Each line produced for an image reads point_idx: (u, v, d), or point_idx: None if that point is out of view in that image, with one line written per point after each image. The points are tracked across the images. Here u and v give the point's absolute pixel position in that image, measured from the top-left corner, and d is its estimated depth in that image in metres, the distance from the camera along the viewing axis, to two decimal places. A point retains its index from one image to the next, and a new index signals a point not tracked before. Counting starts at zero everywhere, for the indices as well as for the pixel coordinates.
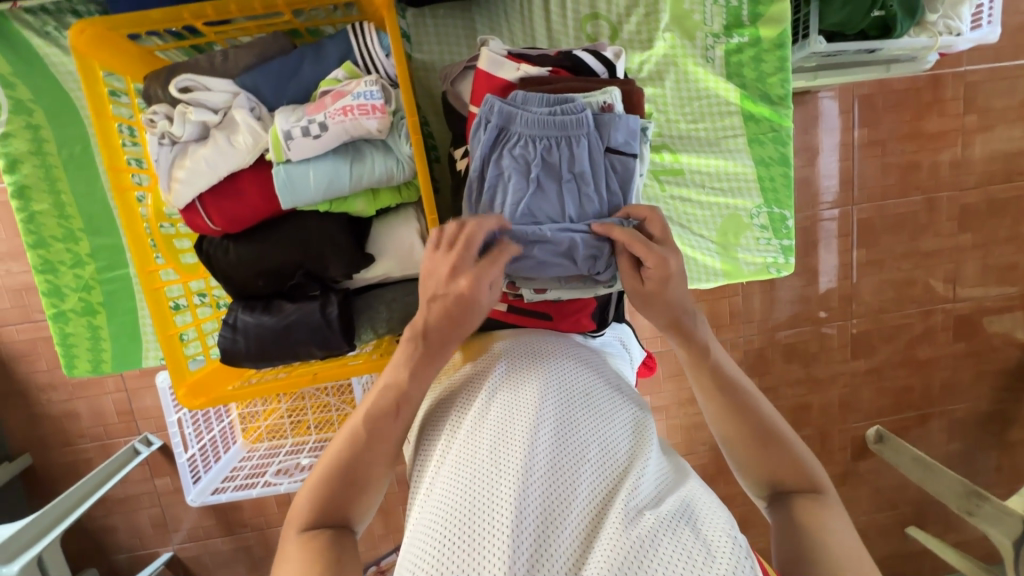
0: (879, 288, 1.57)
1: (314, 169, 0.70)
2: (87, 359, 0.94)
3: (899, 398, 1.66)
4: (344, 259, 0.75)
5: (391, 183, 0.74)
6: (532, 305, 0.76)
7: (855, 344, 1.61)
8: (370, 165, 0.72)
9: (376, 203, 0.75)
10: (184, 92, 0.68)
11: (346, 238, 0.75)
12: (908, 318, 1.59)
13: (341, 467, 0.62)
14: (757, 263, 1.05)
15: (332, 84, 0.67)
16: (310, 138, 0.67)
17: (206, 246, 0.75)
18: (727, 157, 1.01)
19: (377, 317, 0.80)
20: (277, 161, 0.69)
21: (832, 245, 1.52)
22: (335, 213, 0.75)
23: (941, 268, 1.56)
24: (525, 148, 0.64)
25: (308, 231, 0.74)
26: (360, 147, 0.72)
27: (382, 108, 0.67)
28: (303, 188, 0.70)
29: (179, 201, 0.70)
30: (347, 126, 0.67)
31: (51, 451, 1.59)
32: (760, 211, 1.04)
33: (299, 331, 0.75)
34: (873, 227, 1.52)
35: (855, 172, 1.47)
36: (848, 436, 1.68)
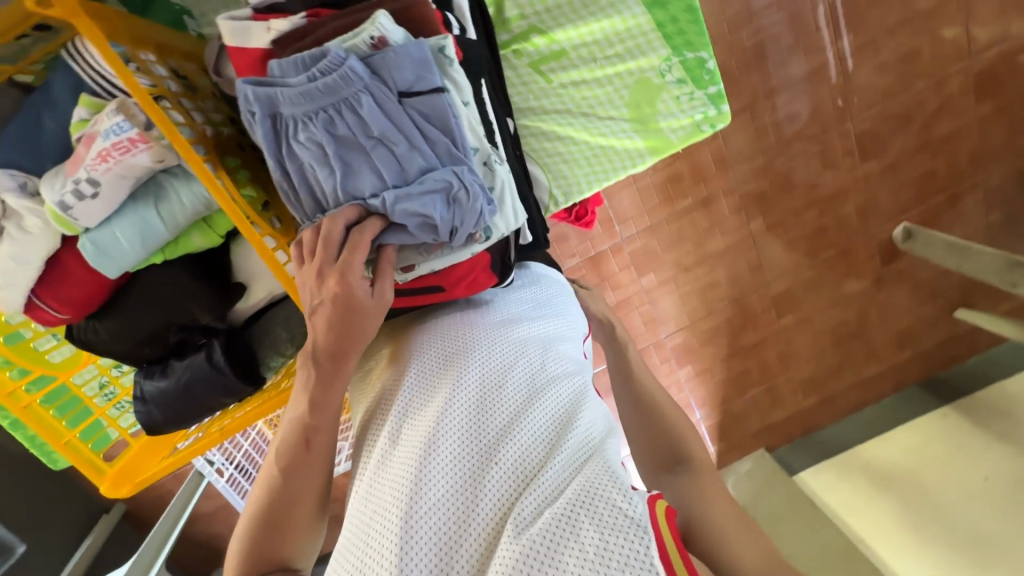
0: (877, 73, 1.35)
1: (119, 227, 0.61)
2: (66, 449, 0.97)
3: (922, 186, 1.49)
4: (207, 301, 0.70)
5: (213, 208, 0.65)
6: (419, 283, 0.67)
7: (861, 145, 1.42)
8: (177, 200, 0.63)
9: (214, 232, 0.68)
10: None
11: (197, 279, 0.68)
12: (918, 96, 1.38)
13: (262, 512, 0.61)
14: (686, 126, 0.90)
15: (81, 128, 0.57)
16: (89, 199, 0.58)
17: (76, 333, 0.71)
18: (611, 13, 0.83)
19: (278, 339, 0.75)
20: (78, 234, 0.61)
21: (812, 43, 1.29)
22: (177, 258, 0.67)
23: (949, 23, 1.31)
24: (309, 130, 0.54)
25: (156, 286, 0.68)
26: (159, 182, 0.63)
27: (142, 137, 0.57)
28: (121, 251, 0.62)
29: (13, 306, 0.64)
30: (119, 170, 0.57)
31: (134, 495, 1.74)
32: (671, 64, 0.86)
33: (199, 386, 0.71)
34: (854, 3, 1.27)
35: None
36: (874, 244, 1.55)
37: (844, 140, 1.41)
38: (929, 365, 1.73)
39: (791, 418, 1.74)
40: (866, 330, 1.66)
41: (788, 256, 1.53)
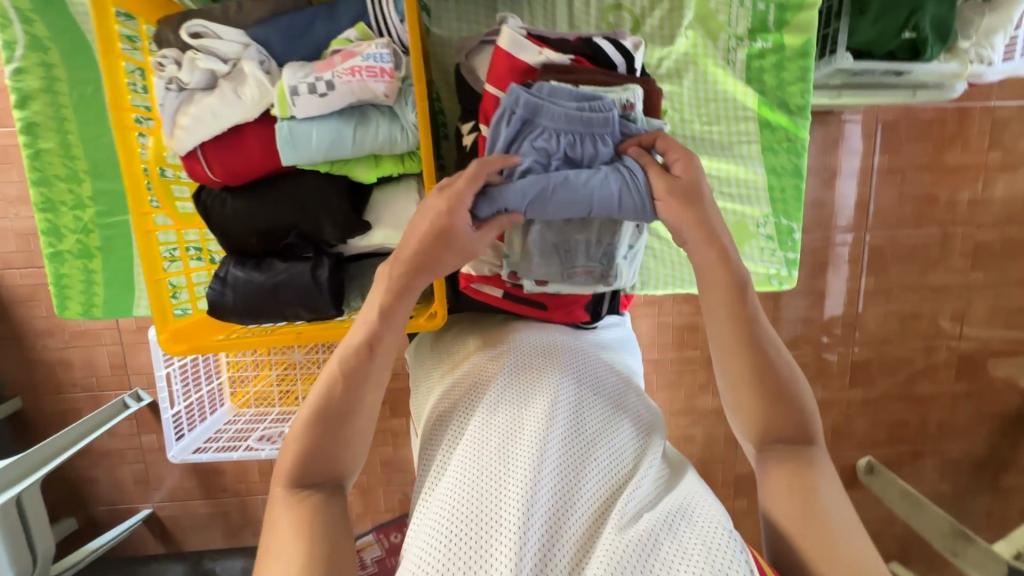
0: (884, 318, 1.54)
1: (318, 128, 0.69)
2: (79, 302, 0.94)
3: (894, 431, 1.62)
4: (340, 221, 0.75)
5: (393, 151, 0.73)
6: (530, 296, 0.77)
7: (855, 371, 1.57)
8: (374, 130, 0.70)
9: (377, 170, 0.74)
10: (195, 38, 0.68)
11: (342, 201, 0.74)
12: (911, 352, 1.56)
13: (317, 417, 0.63)
14: (758, 274, 1.04)
15: (343, 44, 0.68)
16: (316, 95, 0.67)
17: (203, 197, 0.75)
18: (739, 163, 1.00)
19: (368, 284, 0.80)
20: (282, 117, 0.68)
21: (842, 270, 1.49)
22: (335, 175, 0.74)
23: (950, 305, 1.54)
24: (551, 142, 0.65)
25: (305, 190, 0.74)
26: (367, 111, 0.71)
27: (390, 72, 0.66)
28: (306, 147, 0.69)
29: (182, 148, 0.69)
30: (354, 87, 0.67)
31: (41, 396, 1.60)
32: (766, 221, 1.02)
33: (287, 291, 0.74)
34: (884, 255, 1.49)
35: (870, 200, 1.45)
36: (839, 465, 1.63)
37: (844, 361, 1.56)
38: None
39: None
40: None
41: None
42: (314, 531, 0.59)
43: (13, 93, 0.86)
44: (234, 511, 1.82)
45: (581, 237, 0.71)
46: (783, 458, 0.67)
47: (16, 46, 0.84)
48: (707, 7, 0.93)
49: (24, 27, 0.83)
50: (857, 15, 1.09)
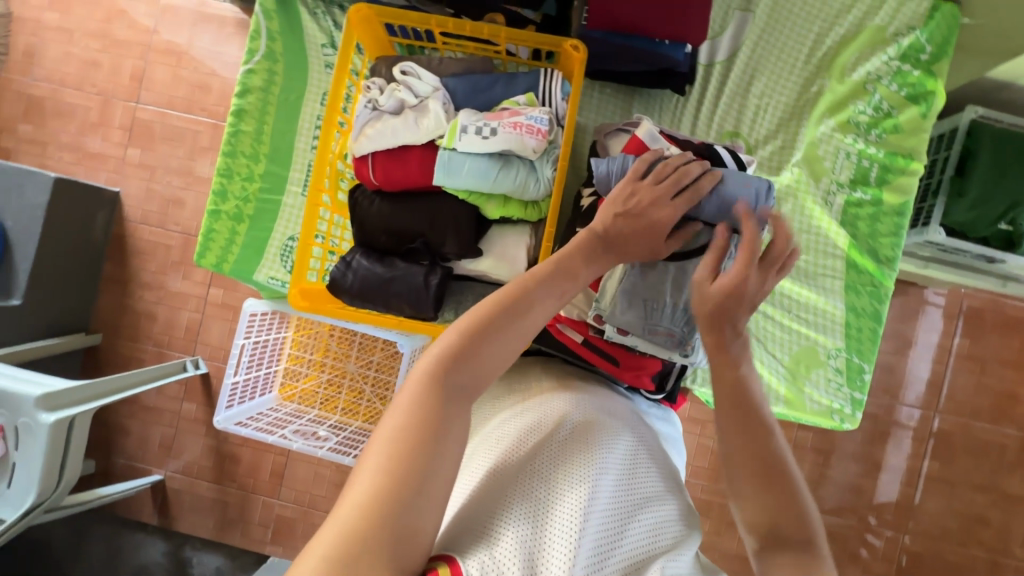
0: (944, 511, 1.43)
1: (470, 162, 0.83)
2: (215, 256, 1.09)
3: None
4: (461, 240, 0.86)
5: (522, 196, 0.86)
6: (605, 347, 0.84)
7: (904, 563, 1.44)
8: (513, 176, 0.83)
9: (502, 209, 0.87)
10: (402, 75, 0.86)
11: (468, 225, 0.87)
12: (971, 559, 1.43)
13: (481, 326, 0.60)
14: (822, 404, 1.04)
15: (513, 105, 0.83)
16: (480, 135, 0.81)
17: (358, 194, 0.90)
18: (820, 293, 1.05)
19: (462, 301, 0.91)
20: (446, 146, 0.83)
21: (903, 444, 1.43)
22: (468, 204, 0.87)
23: (1020, 519, 1.42)
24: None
25: (441, 209, 0.87)
26: (513, 159, 0.84)
27: (543, 133, 0.81)
28: (457, 173, 0.83)
29: (360, 151, 0.85)
30: (511, 137, 0.81)
31: (118, 338, 1.76)
32: (838, 354, 1.04)
33: (399, 286, 0.85)
34: (953, 441, 1.43)
35: (945, 380, 1.42)
36: None
37: (893, 543, 1.44)
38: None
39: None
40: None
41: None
42: (432, 430, 0.53)
43: (238, 85, 1.08)
44: (234, 504, 1.77)
45: (670, 301, 0.76)
46: (789, 559, 0.59)
47: (256, 53, 1.06)
48: (816, 152, 1.05)
49: (267, 42, 1.07)
50: (953, 197, 1.15)
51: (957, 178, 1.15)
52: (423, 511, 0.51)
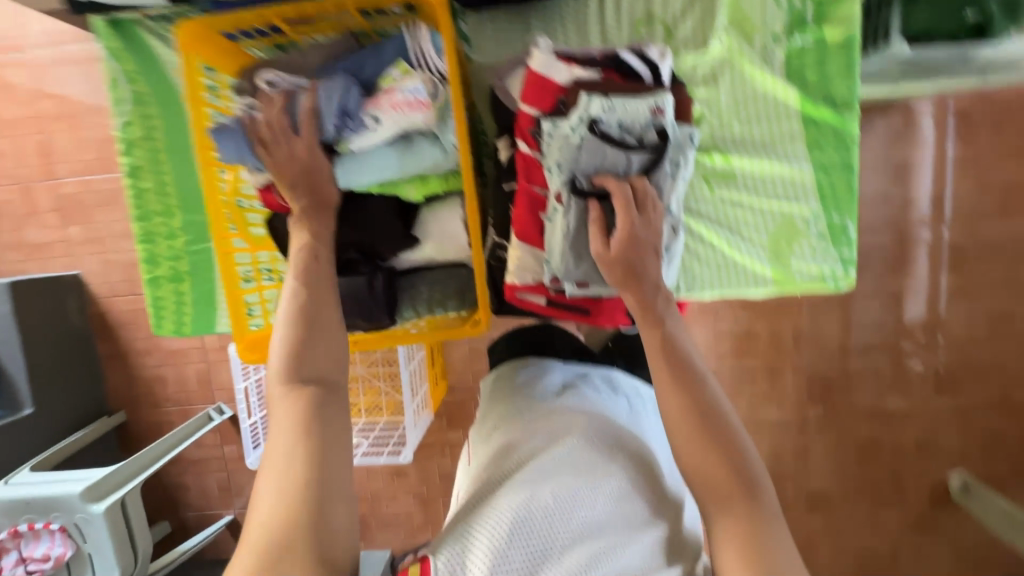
0: (970, 319, 1.41)
1: (371, 157, 0.77)
2: (171, 321, 1.07)
3: (991, 447, 1.45)
4: (392, 236, 0.82)
5: (438, 172, 0.79)
6: (574, 302, 0.80)
7: (939, 379, 1.44)
8: (420, 155, 0.77)
9: (424, 190, 0.80)
10: (268, 84, 0.76)
11: (395, 219, 0.82)
12: (1004, 356, 1.42)
13: (298, 325, 0.69)
14: (813, 274, 1.00)
15: (388, 82, 0.74)
16: (367, 129, 0.75)
17: (274, 221, 0.83)
18: (783, 162, 0.98)
19: (418, 296, 0.87)
20: (341, 151, 0.77)
21: (920, 267, 1.40)
22: (386, 196, 0.81)
23: None
24: (587, 148, 0.71)
25: (364, 211, 0.81)
26: (413, 138, 0.77)
27: (427, 103, 0.73)
28: (361, 172, 0.77)
29: (258, 182, 0.79)
30: (398, 119, 0.73)
31: (140, 409, 1.73)
32: (817, 218, 0.99)
33: (347, 301, 0.82)
34: (964, 251, 1.38)
35: (948, 189, 1.36)
36: (927, 482, 1.48)
37: (923, 367, 1.44)
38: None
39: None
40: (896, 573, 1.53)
41: (838, 456, 1.49)
42: (310, 422, 0.63)
43: (120, 142, 1.00)
44: None
45: None
46: (731, 508, 0.60)
47: (124, 103, 0.98)
48: (740, 9, 0.93)
49: (131, 87, 0.97)
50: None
51: None
52: (327, 515, 0.59)
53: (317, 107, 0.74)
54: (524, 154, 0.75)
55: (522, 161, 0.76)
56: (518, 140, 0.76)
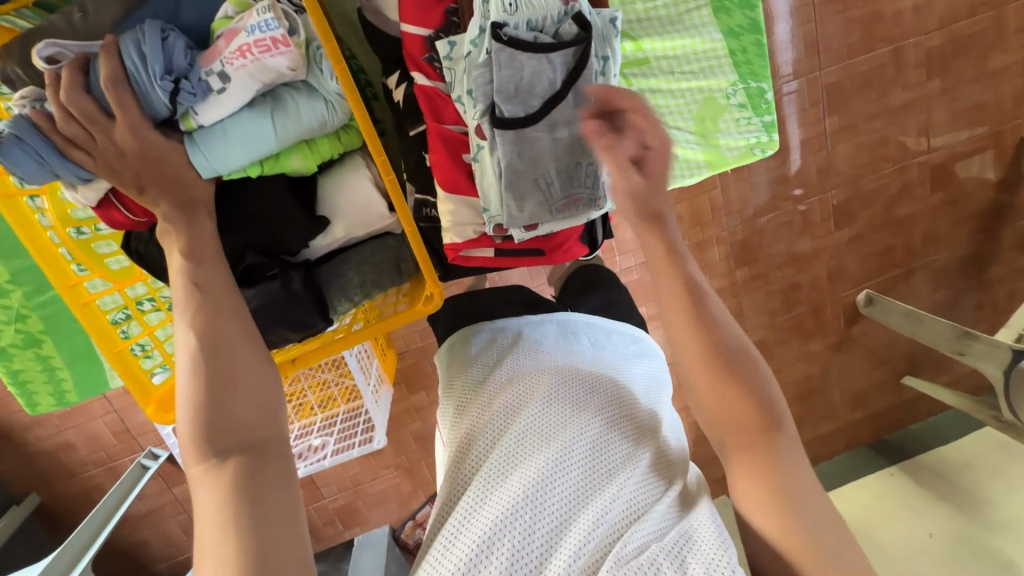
0: (854, 153, 1.48)
1: (232, 129, 0.60)
2: (48, 394, 0.87)
3: (883, 260, 1.62)
4: (295, 227, 0.67)
5: (325, 130, 0.64)
6: (526, 244, 0.70)
7: (837, 216, 1.54)
8: (295, 113, 0.61)
9: (314, 156, 0.65)
10: (51, 64, 0.55)
11: (291, 203, 0.66)
12: (884, 179, 1.53)
13: (201, 385, 0.55)
14: (740, 147, 0.98)
15: (224, 24, 0.57)
16: (216, 94, 0.58)
17: (135, 244, 0.64)
18: (692, 34, 0.91)
19: (348, 284, 0.72)
20: (187, 130, 0.59)
21: (798, 118, 1.41)
22: (271, 175, 0.65)
23: (913, 121, 1.47)
24: (498, 63, 0.59)
25: (251, 201, 0.65)
26: (280, 94, 0.61)
27: (285, 40, 0.56)
28: (224, 152, 0.60)
29: (89, 199, 0.60)
30: (252, 70, 0.57)
31: (55, 484, 1.40)
32: (735, 89, 0.95)
33: (264, 317, 0.67)
34: (843, 89, 1.41)
35: (818, 31, 1.33)
36: (840, 307, 1.65)
37: (821, 209, 1.52)
38: (879, 428, 1.81)
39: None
40: (826, 390, 1.74)
41: (766, 309, 1.61)
42: (238, 503, 0.51)
43: None
44: None
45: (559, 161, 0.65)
46: (743, 440, 0.58)
47: None
48: None
49: None
50: None
51: None
52: None
53: (135, 78, 0.55)
54: (425, 88, 0.63)
55: (423, 96, 0.63)
56: (414, 73, 0.63)
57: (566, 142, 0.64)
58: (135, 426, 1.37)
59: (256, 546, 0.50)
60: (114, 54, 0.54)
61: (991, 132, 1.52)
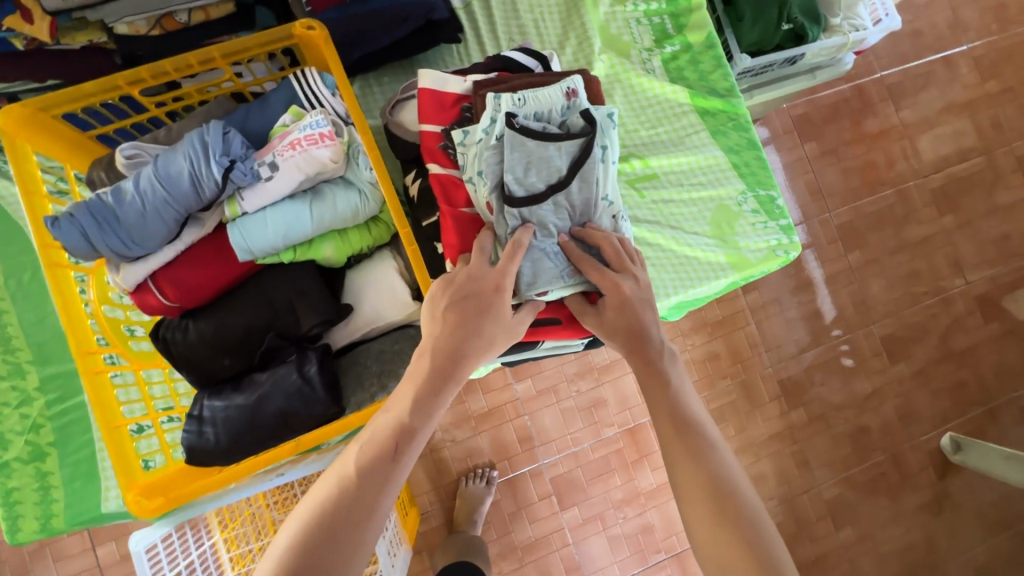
0: (889, 286, 1.62)
1: (271, 217, 0.76)
2: (34, 520, 0.92)
3: (956, 396, 1.61)
4: (316, 305, 0.80)
5: (356, 218, 0.81)
6: (545, 314, 0.82)
7: (983, 307, 1.64)
8: (333, 202, 0.79)
9: (342, 245, 0.82)
10: (130, 159, 0.76)
11: (310, 284, 0.81)
12: (931, 310, 1.62)
13: (332, 514, 0.58)
14: (763, 249, 1.17)
15: (281, 129, 0.78)
16: (262, 181, 0.76)
17: (165, 332, 0.79)
18: (697, 152, 1.20)
19: (364, 371, 0.85)
20: (233, 217, 0.77)
21: (825, 256, 1.60)
22: (300, 259, 0.81)
23: (939, 252, 1.64)
24: (507, 145, 0.75)
25: (271, 289, 0.80)
26: (321, 188, 0.80)
27: (328, 135, 0.76)
28: (262, 233, 0.76)
29: (130, 281, 0.76)
30: (297, 159, 0.76)
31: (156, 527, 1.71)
32: (746, 197, 1.19)
33: (272, 398, 0.75)
34: (860, 226, 1.62)
35: (819, 180, 1.62)
36: (924, 453, 1.59)
37: (878, 327, 1.61)
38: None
39: (824, 555, 1.52)
40: (938, 561, 1.55)
41: (836, 455, 1.56)
42: None
43: None
44: None
45: (593, 194, 0.78)
46: None
47: None
48: (613, 34, 1.20)
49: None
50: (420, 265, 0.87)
51: (730, 8, 1.28)
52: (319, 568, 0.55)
53: (199, 170, 0.72)
54: (439, 175, 0.80)
55: (438, 182, 0.80)
56: (430, 164, 0.80)
57: (575, 201, 0.78)
58: (100, 532, 1.30)
59: (339, 520, 0.57)
60: (156, 161, 0.74)
61: None
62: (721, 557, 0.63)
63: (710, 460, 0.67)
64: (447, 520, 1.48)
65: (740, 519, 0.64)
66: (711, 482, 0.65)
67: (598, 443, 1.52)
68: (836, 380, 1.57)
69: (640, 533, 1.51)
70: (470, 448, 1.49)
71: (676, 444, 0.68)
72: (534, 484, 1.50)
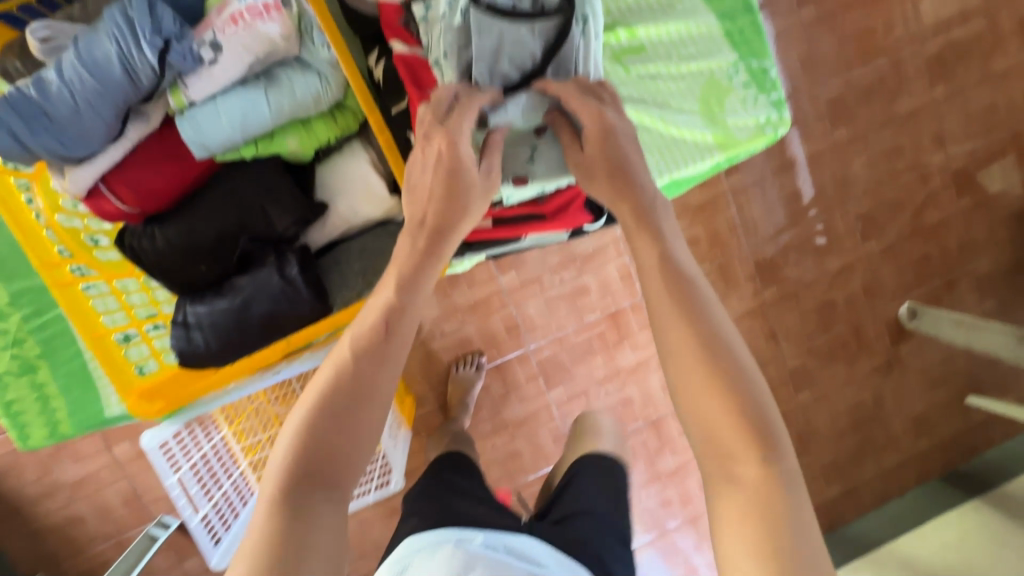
0: (869, 162, 1.60)
1: (222, 105, 0.69)
2: (41, 428, 0.95)
3: (919, 269, 1.67)
4: (288, 205, 0.76)
5: (319, 107, 0.74)
6: (524, 209, 0.80)
7: (957, 181, 1.64)
8: (290, 87, 0.71)
9: (307, 137, 0.76)
10: (45, 42, 0.65)
11: (278, 180, 0.76)
12: (906, 186, 1.62)
13: (340, 395, 0.58)
14: (751, 126, 1.12)
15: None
16: (206, 65, 0.67)
17: (128, 240, 0.75)
18: (690, 20, 1.09)
19: (348, 269, 0.83)
20: (180, 108, 0.69)
21: (811, 133, 1.56)
22: (265, 153, 0.75)
23: (925, 126, 1.60)
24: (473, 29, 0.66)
25: (238, 190, 0.75)
26: (274, 72, 0.71)
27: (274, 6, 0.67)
28: (214, 125, 0.69)
29: (77, 186, 0.70)
30: (241, 35, 0.67)
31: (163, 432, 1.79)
32: (737, 69, 1.12)
33: (257, 300, 0.74)
34: (849, 100, 1.56)
35: (811, 49, 1.52)
36: (882, 322, 1.69)
37: (854, 206, 1.61)
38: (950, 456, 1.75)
39: None
40: (881, 415, 1.73)
41: (800, 328, 1.66)
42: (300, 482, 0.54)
43: None
44: None
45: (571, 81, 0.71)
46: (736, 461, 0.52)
47: None
48: None
49: None
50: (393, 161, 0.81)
51: None
52: (332, 436, 0.56)
53: (129, 53, 0.63)
54: (403, 55, 0.72)
55: (403, 63, 0.73)
56: (393, 41, 0.73)
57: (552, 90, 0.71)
58: (112, 435, 1.35)
59: (344, 401, 0.58)
60: (75, 43, 0.64)
61: (1009, 137, 1.63)
62: (703, 405, 0.53)
63: (697, 293, 0.58)
64: (441, 406, 1.58)
65: (734, 374, 0.54)
66: (703, 337, 0.55)
67: (580, 327, 1.57)
68: (808, 260, 1.62)
69: (615, 407, 1.63)
70: (460, 337, 1.54)
71: (661, 291, 0.58)
72: (521, 367, 1.58)
